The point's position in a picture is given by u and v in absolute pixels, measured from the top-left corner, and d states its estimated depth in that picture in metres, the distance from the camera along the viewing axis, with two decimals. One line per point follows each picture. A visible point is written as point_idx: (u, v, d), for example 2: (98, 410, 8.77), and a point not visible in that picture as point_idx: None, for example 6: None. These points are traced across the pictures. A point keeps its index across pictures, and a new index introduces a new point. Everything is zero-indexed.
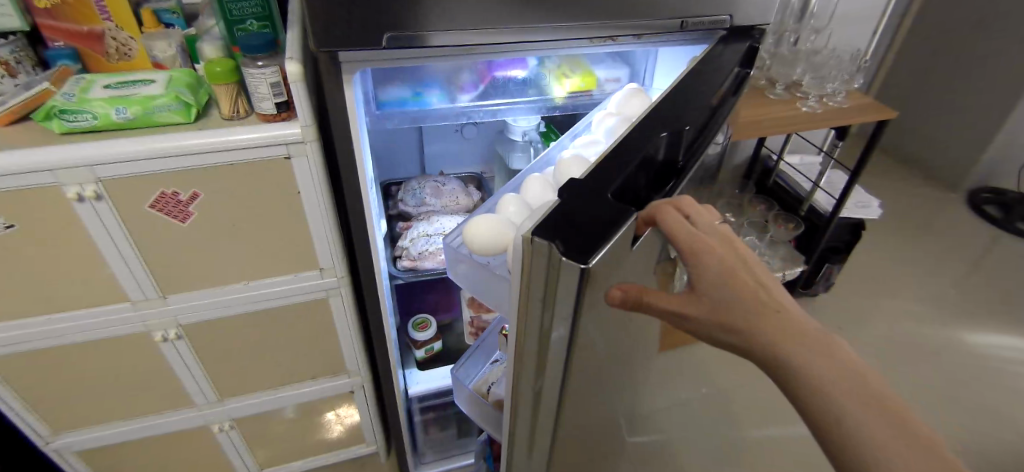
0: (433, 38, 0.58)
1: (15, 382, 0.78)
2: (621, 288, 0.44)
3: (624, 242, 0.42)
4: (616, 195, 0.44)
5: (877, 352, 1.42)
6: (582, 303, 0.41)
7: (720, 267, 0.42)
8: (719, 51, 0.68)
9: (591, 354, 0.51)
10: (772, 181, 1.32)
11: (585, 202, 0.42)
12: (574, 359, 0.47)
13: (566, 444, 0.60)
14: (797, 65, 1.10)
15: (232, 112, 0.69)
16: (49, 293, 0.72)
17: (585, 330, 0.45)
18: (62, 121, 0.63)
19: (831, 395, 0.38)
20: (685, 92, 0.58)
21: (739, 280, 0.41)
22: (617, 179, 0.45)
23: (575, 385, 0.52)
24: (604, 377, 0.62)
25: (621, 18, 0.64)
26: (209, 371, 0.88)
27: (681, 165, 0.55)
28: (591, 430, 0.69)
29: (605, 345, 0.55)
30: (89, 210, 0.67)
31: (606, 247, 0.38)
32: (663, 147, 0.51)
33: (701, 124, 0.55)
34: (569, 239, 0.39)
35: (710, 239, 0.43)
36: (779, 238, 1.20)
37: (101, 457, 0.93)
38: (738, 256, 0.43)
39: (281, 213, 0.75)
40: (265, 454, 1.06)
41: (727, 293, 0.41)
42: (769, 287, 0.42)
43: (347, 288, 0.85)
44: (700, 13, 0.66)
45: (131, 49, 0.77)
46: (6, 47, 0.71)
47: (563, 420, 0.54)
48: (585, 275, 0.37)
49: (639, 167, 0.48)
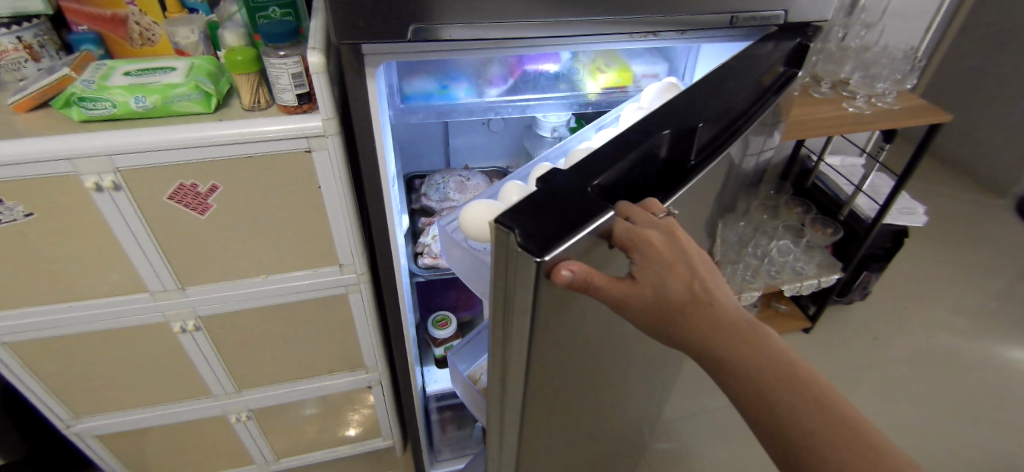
0: (445, 32, 0.54)
1: (37, 366, 0.79)
2: (570, 263, 0.34)
3: (599, 238, 0.37)
4: (597, 190, 0.39)
5: (907, 364, 1.36)
6: (546, 311, 0.38)
7: (661, 259, 0.38)
8: (769, 48, 0.62)
9: (567, 369, 0.48)
10: (810, 183, 1.26)
11: (560, 192, 0.37)
12: (535, 375, 0.44)
13: (544, 456, 0.58)
14: (846, 62, 1.03)
15: (252, 102, 0.67)
16: (71, 280, 0.72)
17: (554, 346, 0.43)
18: (81, 108, 0.62)
19: (767, 398, 0.42)
20: (713, 84, 0.52)
21: (680, 276, 0.39)
22: (604, 173, 0.40)
23: (547, 401, 0.49)
24: (600, 389, 0.60)
25: (664, 13, 0.59)
26: (226, 362, 0.87)
27: (692, 165, 0.50)
28: (590, 438, 0.68)
29: (594, 358, 0.52)
30: (108, 199, 0.65)
31: (570, 240, 0.33)
32: (666, 144, 0.46)
33: (717, 120, 0.50)
34: (532, 228, 0.34)
35: (653, 232, 0.38)
36: (815, 243, 1.15)
37: (120, 442, 0.94)
38: (680, 250, 0.39)
39: (300, 207, 0.73)
40: (281, 444, 1.06)
41: (664, 285, 0.39)
42: (708, 280, 0.40)
43: (367, 285, 0.83)
44: (752, 9, 0.61)
45: (154, 34, 0.75)
46: (30, 30, 0.69)
47: (528, 436, 0.51)
48: (539, 270, 0.32)
49: (635, 162, 0.43)
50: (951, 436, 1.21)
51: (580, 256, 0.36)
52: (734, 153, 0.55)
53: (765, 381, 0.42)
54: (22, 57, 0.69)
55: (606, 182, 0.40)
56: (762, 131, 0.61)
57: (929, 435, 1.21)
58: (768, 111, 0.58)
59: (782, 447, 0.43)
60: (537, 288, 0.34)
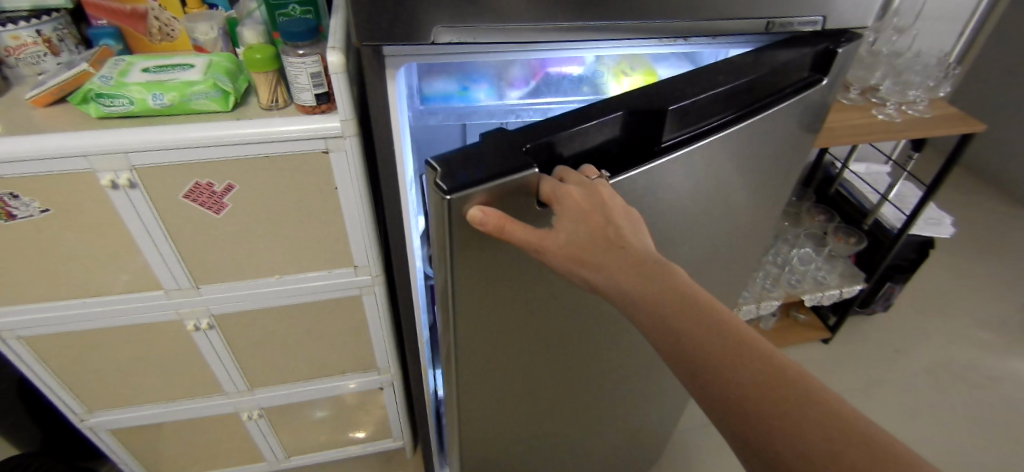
0: (442, 36, 0.52)
1: (52, 360, 0.79)
2: (486, 207, 0.40)
3: (522, 191, 0.41)
4: (533, 149, 0.43)
5: (924, 378, 1.34)
6: (464, 261, 0.47)
7: (578, 211, 0.40)
8: (791, 56, 0.60)
9: (500, 319, 0.57)
10: (834, 190, 1.23)
11: (491, 146, 0.42)
12: (461, 316, 0.53)
13: (489, 392, 0.68)
14: (877, 68, 1.00)
15: (270, 101, 0.66)
16: (88, 277, 0.72)
17: (479, 285, 0.51)
18: (99, 104, 0.62)
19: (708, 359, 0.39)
20: (699, 72, 0.54)
21: (597, 227, 0.40)
22: (542, 136, 0.44)
23: (481, 339, 0.58)
24: (557, 353, 0.66)
25: (694, 15, 0.57)
26: (239, 360, 0.87)
27: (657, 148, 0.52)
28: (552, 397, 0.76)
29: (538, 311, 0.58)
30: (123, 197, 0.65)
31: (481, 186, 0.39)
32: (620, 125, 0.49)
33: (693, 108, 0.51)
34: (455, 171, 0.40)
35: (571, 187, 0.41)
36: (838, 252, 1.13)
37: (132, 437, 0.94)
38: (600, 204, 0.41)
39: (315, 207, 0.72)
40: (292, 443, 1.06)
41: (582, 234, 0.41)
42: (627, 230, 0.41)
43: (381, 287, 0.82)
44: (789, 14, 0.59)
45: (174, 29, 0.74)
46: (50, 23, 0.69)
47: (463, 370, 0.62)
48: (448, 205, 0.39)
49: (583, 134, 0.46)
50: (971, 452, 1.18)
51: (500, 202, 0.41)
52: (726, 148, 0.56)
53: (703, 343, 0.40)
54: (41, 51, 0.69)
55: (548, 147, 0.44)
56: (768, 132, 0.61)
57: (948, 452, 1.18)
58: (772, 113, 0.58)
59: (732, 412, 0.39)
60: (451, 234, 0.42)
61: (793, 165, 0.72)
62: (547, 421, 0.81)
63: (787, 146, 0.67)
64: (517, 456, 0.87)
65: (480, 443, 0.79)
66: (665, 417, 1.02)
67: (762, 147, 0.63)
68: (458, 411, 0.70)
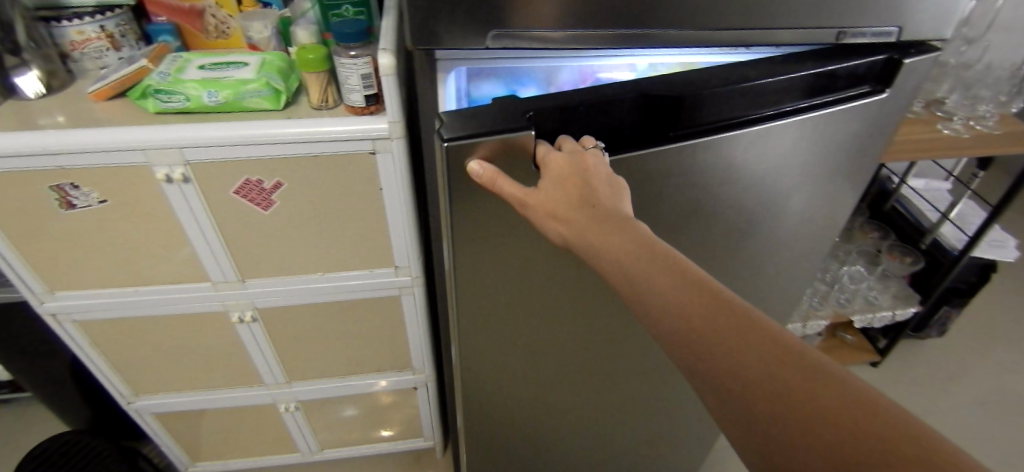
0: (496, 43, 0.51)
1: (103, 344, 0.82)
2: (485, 162, 0.44)
3: (519, 153, 0.44)
4: (536, 117, 0.46)
5: (976, 407, 1.27)
6: (464, 220, 0.51)
7: (557, 172, 0.42)
8: (847, 67, 0.56)
9: (503, 289, 0.59)
10: (889, 206, 1.20)
11: (499, 108, 0.45)
12: (462, 276, 0.57)
13: (493, 365, 0.70)
14: (945, 80, 0.95)
15: (320, 100, 0.67)
16: (140, 267, 0.74)
17: (488, 253, 0.55)
18: (156, 100, 0.63)
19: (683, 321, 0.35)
20: (734, 68, 0.54)
21: (572, 185, 0.41)
22: (548, 105, 0.46)
23: (485, 311, 0.62)
24: (570, 340, 0.68)
25: (759, 22, 0.54)
26: (279, 353, 0.88)
27: (669, 135, 0.53)
28: (569, 387, 0.77)
29: (548, 292, 0.60)
30: (177, 191, 0.66)
31: (478, 138, 0.42)
32: (631, 107, 0.50)
33: (712, 99, 0.52)
34: (458, 124, 0.43)
35: (557, 154, 0.42)
36: (892, 272, 1.10)
37: (174, 421, 0.97)
38: (580, 166, 0.41)
39: (359, 207, 0.72)
40: (325, 435, 1.08)
41: (557, 195, 0.41)
42: (603, 194, 0.41)
43: (420, 288, 0.82)
44: (862, 23, 0.56)
45: (228, 27, 0.75)
46: (113, 19, 0.72)
47: (468, 337, 0.65)
48: (446, 151, 0.43)
49: (592, 110, 0.48)
50: None
51: (503, 160, 0.44)
52: (763, 147, 0.57)
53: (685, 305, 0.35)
54: (102, 46, 0.72)
55: (554, 118, 0.46)
56: (820, 139, 0.60)
57: None
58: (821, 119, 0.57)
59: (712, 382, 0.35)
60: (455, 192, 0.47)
61: (854, 180, 0.69)
62: (558, 407, 0.80)
63: (845, 159, 0.65)
64: (529, 439, 0.87)
65: (486, 417, 0.81)
66: (697, 434, 1.00)
67: (809, 158, 0.61)
68: (462, 379, 0.73)
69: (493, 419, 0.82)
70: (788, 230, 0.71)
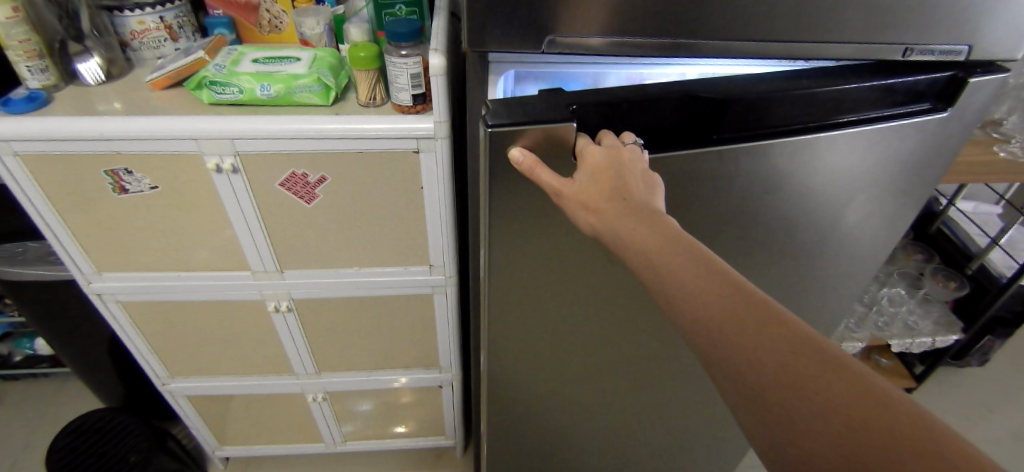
0: (553, 46, 0.51)
1: (144, 326, 0.84)
2: (526, 150, 0.45)
3: (561, 145, 0.45)
4: (581, 111, 0.46)
5: (1014, 441, 1.23)
6: (503, 217, 0.52)
7: (593, 164, 0.43)
8: (908, 83, 0.56)
9: (537, 288, 0.60)
10: (935, 228, 1.19)
11: (544, 99, 0.46)
12: (498, 273, 0.58)
13: (519, 363, 0.70)
14: (1004, 102, 0.92)
15: (368, 98, 0.67)
16: (184, 252, 0.76)
17: (522, 248, 0.55)
18: (212, 92, 0.65)
19: (706, 312, 0.36)
20: (791, 77, 0.53)
21: (606, 176, 0.42)
22: (593, 97, 0.47)
23: (514, 306, 0.62)
24: (600, 343, 0.68)
25: (823, 35, 0.52)
26: (311, 344, 0.90)
27: (713, 138, 0.53)
28: (596, 391, 0.77)
29: (579, 292, 0.61)
30: (225, 181, 0.68)
31: (521, 127, 0.43)
32: (677, 107, 0.49)
33: (762, 106, 0.51)
34: (503, 113, 0.45)
35: (595, 147, 0.44)
36: (934, 297, 1.10)
37: (205, 404, 0.99)
38: (616, 160, 0.43)
39: (400, 204, 0.73)
40: (349, 428, 1.09)
41: (591, 186, 0.42)
42: (636, 188, 0.42)
43: (453, 288, 0.83)
44: (932, 40, 0.54)
45: (281, 22, 0.77)
46: (172, 11, 0.74)
47: (495, 332, 0.65)
48: (489, 136, 0.44)
49: (637, 106, 0.48)
50: None
51: (544, 150, 0.46)
52: (812, 161, 0.56)
53: (710, 298, 0.36)
54: (162, 36, 0.74)
55: (598, 114, 0.47)
56: (873, 154, 0.59)
57: None
58: (877, 134, 0.56)
59: (733, 374, 0.35)
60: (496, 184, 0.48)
61: (902, 202, 0.67)
62: (584, 410, 0.80)
63: (899, 178, 0.63)
64: (553, 442, 0.87)
65: (509, 418, 0.81)
66: (719, 451, 0.99)
67: (855, 176, 0.60)
68: (489, 377, 0.73)
69: (517, 421, 0.82)
70: (833, 247, 0.70)
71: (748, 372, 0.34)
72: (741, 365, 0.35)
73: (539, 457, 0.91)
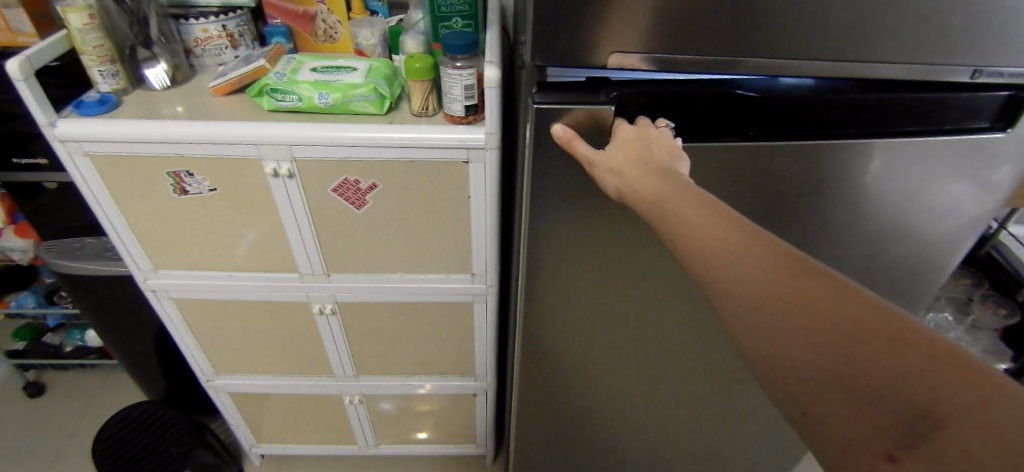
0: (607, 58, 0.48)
1: (193, 323, 0.87)
2: (567, 127, 0.50)
3: (597, 123, 0.51)
4: (620, 97, 0.52)
5: None
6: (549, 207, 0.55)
7: (624, 135, 0.48)
8: (961, 99, 0.56)
9: (571, 266, 0.63)
10: (984, 252, 1.15)
11: (588, 84, 0.52)
12: (538, 244, 0.60)
13: (554, 348, 0.73)
14: None
15: (421, 108, 0.69)
16: (238, 253, 0.78)
17: (561, 226, 0.59)
18: (272, 99, 0.67)
19: (713, 249, 0.38)
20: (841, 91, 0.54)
21: (634, 145, 0.47)
22: (634, 85, 0.52)
23: (547, 282, 0.65)
24: (633, 330, 0.71)
25: (890, 57, 0.51)
26: (351, 347, 0.91)
27: (750, 134, 0.55)
28: (627, 381, 0.79)
29: (615, 275, 0.64)
30: (281, 185, 0.70)
31: (562, 105, 0.50)
32: (715, 102, 0.53)
33: (801, 108, 0.54)
34: (549, 91, 0.52)
35: (628, 125, 0.49)
36: (983, 324, 1.08)
37: (244, 401, 1.02)
38: (642, 133, 0.48)
39: (447, 212, 0.74)
40: (381, 431, 1.10)
41: (620, 155, 0.47)
42: (662, 156, 0.46)
43: (493, 297, 0.84)
44: (1002, 63, 0.52)
45: (336, 31, 0.80)
46: (234, 20, 0.77)
47: (530, 310, 0.68)
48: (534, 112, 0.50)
49: (676, 96, 0.52)
50: None
51: (582, 130, 0.51)
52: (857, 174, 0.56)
53: (713, 235, 0.38)
54: (222, 44, 0.77)
55: (639, 102, 0.52)
56: (925, 169, 0.58)
57: None
58: (928, 148, 0.56)
59: (738, 309, 0.37)
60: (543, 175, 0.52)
61: (960, 225, 0.65)
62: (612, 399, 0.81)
63: (956, 198, 0.62)
64: (586, 437, 0.88)
65: (541, 402, 0.83)
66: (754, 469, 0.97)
67: (907, 192, 0.60)
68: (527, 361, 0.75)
69: (551, 409, 0.84)
70: (882, 265, 0.68)
71: (751, 304, 0.36)
72: (745, 298, 0.36)
73: (570, 453, 0.93)
